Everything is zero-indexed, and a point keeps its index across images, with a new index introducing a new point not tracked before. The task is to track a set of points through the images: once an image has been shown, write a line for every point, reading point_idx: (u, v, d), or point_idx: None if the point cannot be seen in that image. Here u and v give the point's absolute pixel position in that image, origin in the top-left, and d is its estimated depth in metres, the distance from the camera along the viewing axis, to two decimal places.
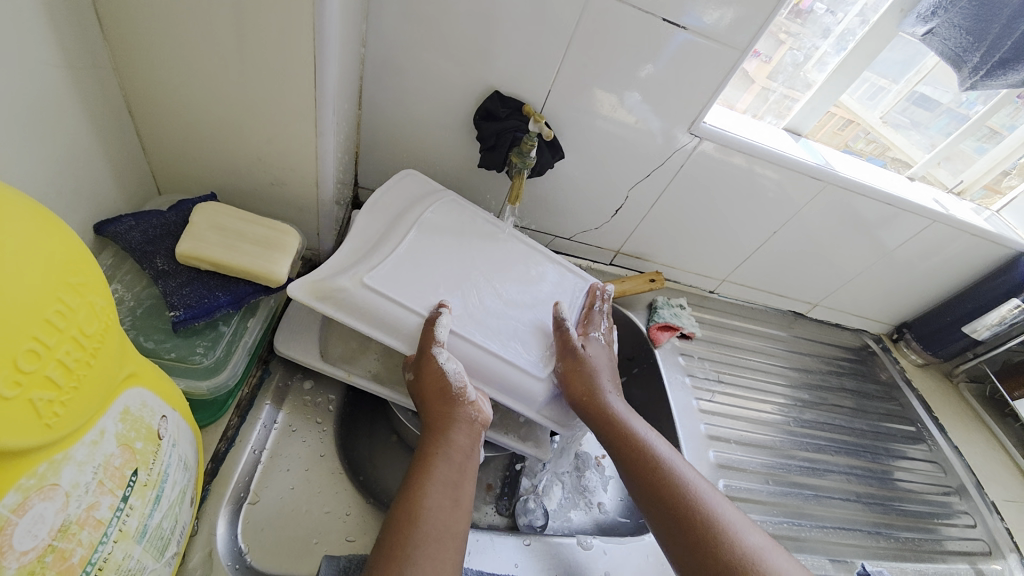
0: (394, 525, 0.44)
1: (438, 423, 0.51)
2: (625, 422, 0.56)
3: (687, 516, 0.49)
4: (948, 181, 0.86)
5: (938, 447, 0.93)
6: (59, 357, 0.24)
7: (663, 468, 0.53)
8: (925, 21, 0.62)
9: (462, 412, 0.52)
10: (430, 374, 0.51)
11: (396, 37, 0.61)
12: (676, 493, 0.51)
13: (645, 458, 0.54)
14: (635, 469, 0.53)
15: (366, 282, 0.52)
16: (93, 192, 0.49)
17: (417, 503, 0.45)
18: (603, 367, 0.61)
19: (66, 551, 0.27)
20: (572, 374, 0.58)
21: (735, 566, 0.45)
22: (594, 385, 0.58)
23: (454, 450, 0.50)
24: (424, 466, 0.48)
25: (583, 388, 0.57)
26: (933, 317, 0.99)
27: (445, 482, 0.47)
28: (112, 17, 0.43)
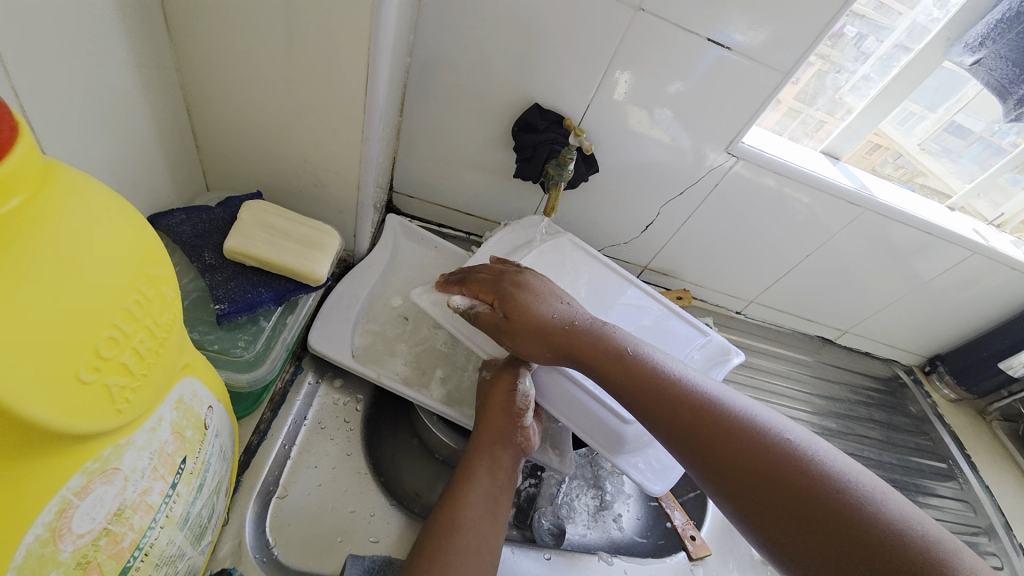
0: (436, 532, 0.45)
1: (485, 434, 0.53)
2: (597, 343, 0.52)
3: (692, 416, 0.47)
4: (987, 212, 0.83)
5: (969, 486, 0.89)
6: (133, 345, 0.26)
7: (653, 380, 0.50)
8: (973, 51, 0.62)
9: (511, 429, 0.53)
10: (500, 388, 0.54)
11: (441, 48, 0.63)
12: (686, 402, 0.48)
13: (641, 369, 0.50)
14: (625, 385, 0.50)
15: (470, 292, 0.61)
16: (148, 185, 0.51)
17: (458, 512, 0.47)
18: (541, 301, 0.55)
19: (119, 535, 0.27)
20: (522, 340, 0.53)
21: (758, 455, 0.44)
22: (549, 328, 0.53)
23: (493, 465, 0.51)
24: (466, 475, 0.50)
25: (541, 341, 0.52)
26: (968, 351, 0.96)
27: (486, 495, 0.49)
28: (181, 21, 0.46)
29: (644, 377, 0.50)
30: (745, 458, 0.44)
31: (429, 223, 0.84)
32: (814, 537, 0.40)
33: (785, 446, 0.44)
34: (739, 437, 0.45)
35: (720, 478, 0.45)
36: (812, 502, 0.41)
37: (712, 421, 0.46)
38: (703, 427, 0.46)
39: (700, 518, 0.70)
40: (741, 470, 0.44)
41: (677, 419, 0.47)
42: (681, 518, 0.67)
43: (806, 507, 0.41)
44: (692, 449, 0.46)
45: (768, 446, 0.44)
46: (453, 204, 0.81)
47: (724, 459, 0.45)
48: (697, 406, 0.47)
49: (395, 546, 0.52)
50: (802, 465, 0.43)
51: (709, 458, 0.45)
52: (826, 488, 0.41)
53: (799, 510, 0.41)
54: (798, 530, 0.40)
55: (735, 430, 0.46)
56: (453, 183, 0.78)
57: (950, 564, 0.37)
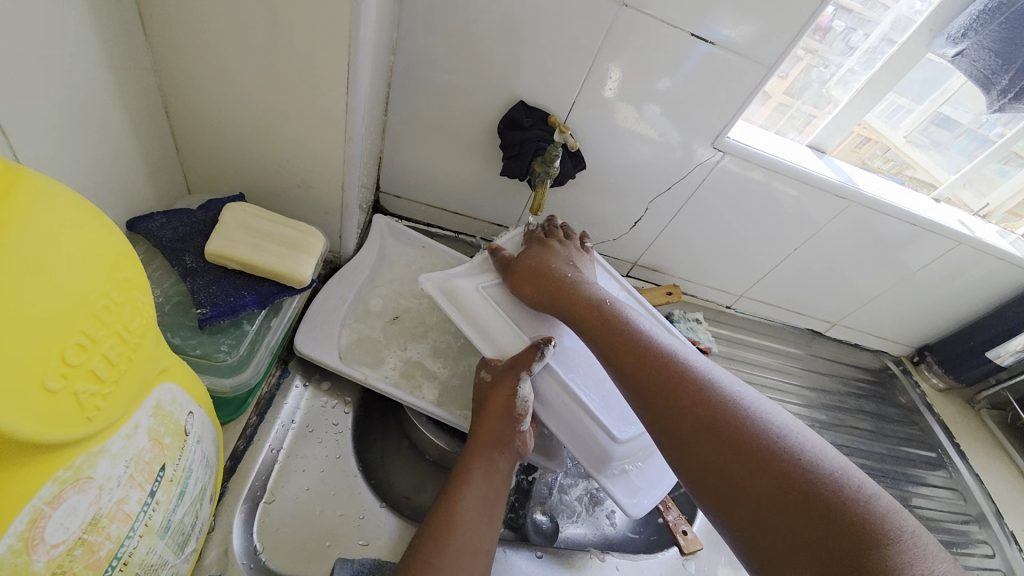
0: (432, 533, 0.45)
1: (483, 436, 0.52)
2: (591, 300, 0.57)
3: (661, 379, 0.48)
4: (972, 203, 0.84)
5: (958, 474, 0.90)
6: (103, 351, 0.25)
7: (635, 342, 0.52)
8: (955, 42, 0.63)
9: (509, 433, 0.53)
10: (499, 394, 0.53)
11: (424, 46, 0.62)
12: (658, 366, 0.49)
13: (625, 338, 0.52)
14: (603, 342, 0.54)
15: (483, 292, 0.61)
16: (127, 188, 0.50)
17: (454, 514, 0.46)
18: (554, 261, 0.63)
19: (94, 545, 0.27)
20: (521, 279, 0.61)
21: (717, 422, 0.44)
22: (548, 276, 0.60)
23: (490, 468, 0.51)
24: (462, 477, 0.50)
25: (534, 283, 0.60)
26: (955, 341, 0.97)
27: (483, 498, 0.49)
28: (159, 21, 0.45)
29: (624, 342, 0.52)
30: (715, 431, 0.44)
31: (417, 222, 0.84)
32: (772, 509, 0.39)
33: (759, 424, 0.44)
34: (711, 410, 0.45)
35: (679, 443, 0.45)
36: (776, 478, 0.40)
37: (692, 392, 0.46)
38: (668, 391, 0.47)
39: (692, 513, 0.70)
40: (710, 442, 0.43)
41: (657, 388, 0.48)
42: (673, 513, 0.67)
43: (768, 481, 0.40)
44: (659, 411, 0.47)
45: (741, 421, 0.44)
46: (441, 203, 0.81)
47: (694, 430, 0.44)
48: (669, 371, 0.49)
49: (386, 548, 0.52)
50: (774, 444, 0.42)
51: (679, 427, 0.45)
52: (793, 465, 0.40)
53: (754, 479, 0.40)
54: (756, 503, 0.40)
55: (708, 403, 0.45)
56: (440, 182, 0.78)
57: (912, 548, 0.35)
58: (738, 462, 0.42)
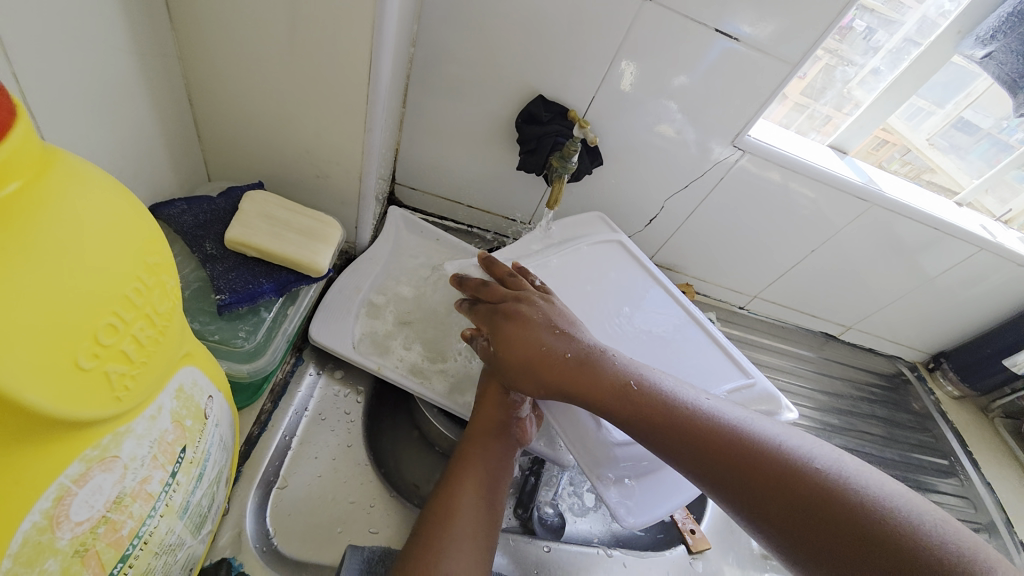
0: (431, 521, 0.45)
1: (480, 424, 0.52)
2: (604, 373, 0.48)
3: (704, 449, 0.44)
4: (995, 208, 0.82)
5: (970, 483, 0.89)
6: (133, 332, 0.25)
7: (668, 410, 0.46)
8: (984, 44, 0.62)
9: (508, 420, 0.53)
10: (495, 385, 0.54)
11: (444, 38, 0.62)
12: (699, 434, 0.45)
13: (643, 400, 0.47)
14: (629, 419, 0.47)
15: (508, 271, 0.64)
16: (149, 175, 0.50)
17: (453, 500, 0.47)
18: (536, 329, 0.52)
19: (118, 522, 0.27)
20: (516, 370, 0.51)
21: (778, 486, 0.41)
22: (542, 362, 0.50)
23: (487, 455, 0.51)
24: (461, 465, 0.50)
25: (532, 373, 0.50)
26: (972, 349, 0.95)
27: (480, 485, 0.49)
28: (183, 8, 0.45)
29: (645, 396, 0.47)
30: (765, 482, 0.42)
31: (431, 215, 0.84)
32: (846, 559, 0.37)
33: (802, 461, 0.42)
34: (756, 466, 0.42)
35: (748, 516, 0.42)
36: (841, 518, 0.39)
37: (727, 448, 0.44)
38: (717, 464, 0.43)
39: (700, 512, 0.70)
40: (763, 494, 0.41)
41: (689, 450, 0.44)
42: (681, 512, 0.67)
43: (831, 523, 0.39)
44: (714, 483, 0.43)
45: (785, 464, 0.42)
46: (455, 196, 0.81)
47: (744, 486, 0.42)
48: (711, 438, 0.44)
49: (396, 537, 0.53)
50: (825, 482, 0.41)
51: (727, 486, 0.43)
52: (850, 499, 0.39)
53: (834, 543, 0.38)
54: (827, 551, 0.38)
55: (763, 467, 0.42)
56: (456, 175, 0.78)
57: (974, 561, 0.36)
58: (811, 530, 0.39)
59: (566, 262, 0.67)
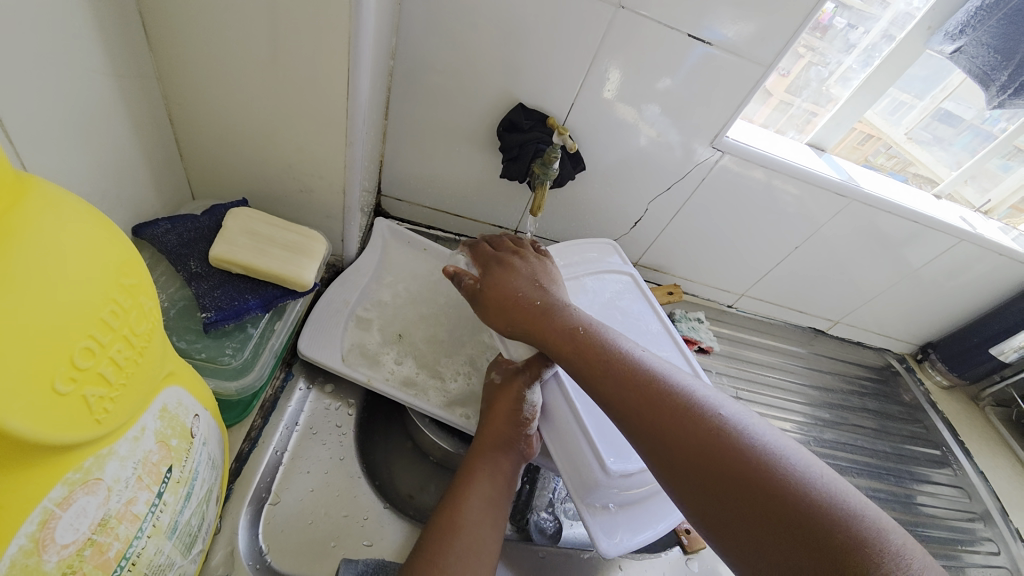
0: (436, 533, 0.45)
1: (489, 438, 0.53)
2: (561, 320, 0.53)
3: (633, 390, 0.46)
4: (974, 199, 0.84)
5: (963, 472, 0.90)
6: (111, 355, 0.26)
7: (609, 354, 0.49)
8: (953, 40, 0.63)
9: (516, 436, 0.53)
10: (506, 398, 0.55)
11: (424, 50, 0.63)
12: (632, 378, 0.47)
13: (589, 343, 0.50)
14: (572, 360, 0.50)
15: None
16: (132, 195, 0.51)
17: (459, 514, 0.47)
18: (518, 282, 0.58)
19: (104, 545, 0.27)
20: (491, 309, 0.57)
21: (695, 432, 0.42)
22: (515, 305, 0.55)
23: (495, 469, 0.51)
24: (467, 478, 0.50)
25: (505, 311, 0.55)
26: (958, 339, 0.96)
27: (487, 499, 0.49)
28: (161, 29, 0.46)
29: (612, 365, 0.48)
30: (709, 461, 0.40)
31: (418, 225, 0.84)
32: (750, 511, 0.37)
33: (757, 446, 0.41)
34: (708, 442, 0.41)
35: (665, 461, 0.42)
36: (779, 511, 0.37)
37: (657, 394, 0.45)
38: (641, 403, 0.45)
39: None
40: (705, 473, 0.40)
41: (620, 390, 0.46)
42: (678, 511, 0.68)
43: (765, 513, 0.37)
44: (636, 425, 0.44)
45: (739, 447, 0.40)
46: (442, 205, 0.81)
47: (687, 462, 0.41)
48: (642, 382, 0.46)
49: (390, 549, 0.53)
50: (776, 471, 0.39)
51: (669, 458, 0.42)
52: (786, 482, 0.38)
53: (741, 496, 0.38)
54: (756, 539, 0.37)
55: (688, 417, 0.43)
56: (442, 185, 0.78)
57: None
58: (719, 476, 0.39)
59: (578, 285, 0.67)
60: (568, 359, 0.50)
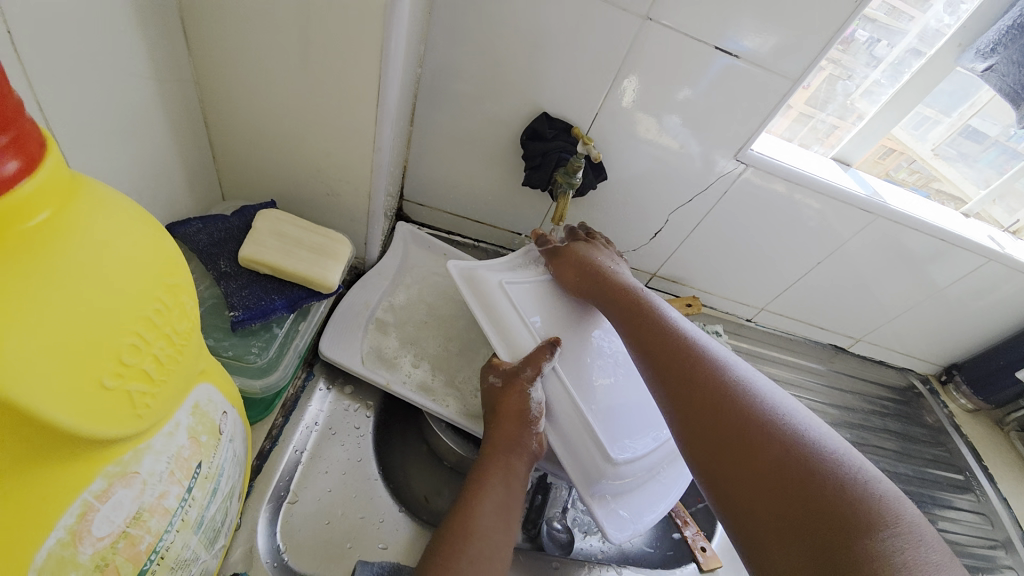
0: (450, 537, 0.45)
1: (500, 441, 0.53)
2: (625, 290, 0.61)
3: (673, 347, 0.52)
4: (1003, 219, 0.82)
5: (986, 499, 0.87)
6: (153, 352, 0.26)
7: (660, 321, 0.56)
8: (984, 57, 0.62)
9: (526, 437, 0.53)
10: (510, 398, 0.54)
11: (451, 58, 0.64)
12: (674, 340, 0.53)
13: (645, 311, 0.58)
14: (627, 321, 0.58)
15: (505, 287, 0.63)
16: (167, 195, 0.52)
17: (472, 518, 0.47)
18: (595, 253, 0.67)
19: (136, 537, 0.28)
20: (566, 264, 0.66)
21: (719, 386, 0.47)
22: (583, 268, 0.64)
23: (508, 472, 0.51)
24: (479, 482, 0.50)
25: (578, 272, 0.64)
26: (984, 361, 0.94)
27: (499, 504, 0.49)
28: (200, 35, 0.47)
29: (655, 328, 0.55)
30: (720, 409, 0.46)
31: (438, 230, 0.85)
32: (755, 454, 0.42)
33: (770, 406, 0.45)
34: (725, 393, 0.47)
35: (686, 406, 0.48)
36: (777, 456, 0.41)
37: (693, 355, 0.51)
38: (678, 358, 0.51)
39: (711, 530, 0.69)
40: (719, 420, 0.45)
41: (661, 348, 0.53)
42: (692, 528, 0.66)
43: (762, 454, 0.42)
44: (669, 377, 0.51)
45: (758, 407, 0.45)
46: (462, 211, 0.82)
47: (699, 407, 0.47)
48: (683, 344, 0.53)
49: (405, 553, 0.53)
50: (783, 427, 0.43)
51: (684, 403, 0.48)
52: (794, 442, 0.42)
53: (749, 443, 0.43)
54: (749, 476, 0.41)
55: (715, 378, 0.48)
56: (463, 191, 0.79)
57: (904, 532, 0.35)
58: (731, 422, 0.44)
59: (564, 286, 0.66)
60: (624, 319, 0.58)
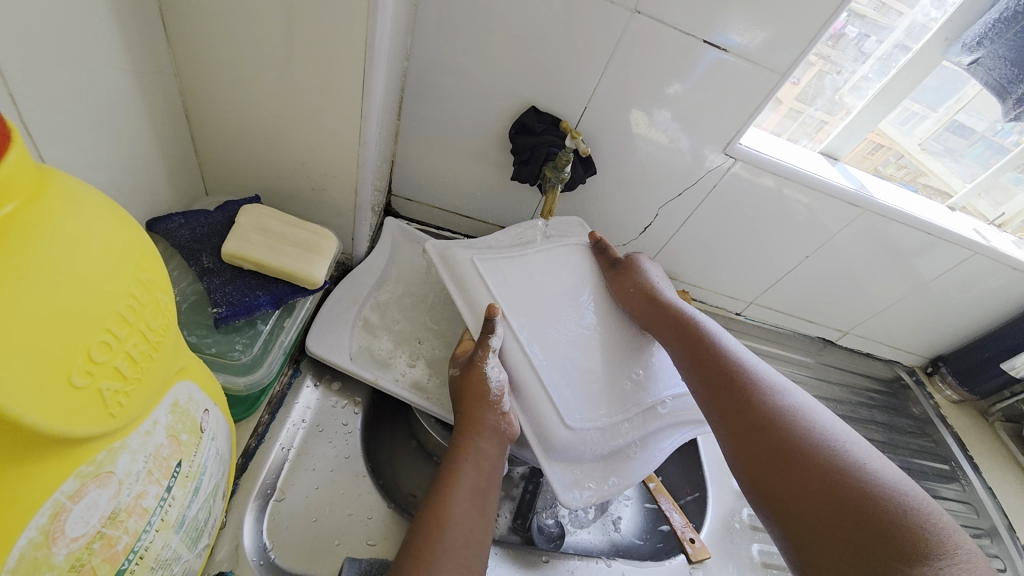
0: (423, 528, 0.45)
1: (471, 424, 0.52)
2: (679, 315, 0.63)
3: (728, 377, 0.55)
4: (988, 212, 0.83)
5: (971, 488, 0.89)
6: (127, 349, 0.26)
7: (714, 350, 0.59)
8: (971, 51, 0.62)
9: (494, 418, 0.53)
10: (469, 380, 0.54)
11: (437, 51, 0.63)
12: (728, 370, 0.56)
13: (697, 338, 0.60)
14: (680, 348, 0.60)
15: (478, 264, 0.62)
16: (147, 190, 0.51)
17: (444, 507, 0.46)
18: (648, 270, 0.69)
19: (113, 538, 0.28)
20: (622, 279, 0.67)
21: (773, 420, 0.50)
22: (637, 291, 0.66)
23: (480, 455, 0.51)
24: (451, 469, 0.50)
25: (631, 290, 0.66)
26: (969, 353, 0.95)
27: (472, 488, 0.48)
28: (180, 27, 0.46)
29: (711, 356, 0.58)
30: (774, 438, 0.49)
31: (428, 225, 0.84)
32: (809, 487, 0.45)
33: (826, 437, 0.48)
34: (779, 424, 0.50)
35: (741, 438, 0.51)
36: (833, 488, 0.44)
37: (746, 387, 0.54)
38: (733, 389, 0.54)
39: (700, 522, 0.70)
40: (772, 451, 0.48)
41: (715, 377, 0.56)
42: (680, 521, 0.65)
43: (818, 484, 0.44)
44: (724, 408, 0.53)
45: (812, 441, 0.48)
46: (452, 206, 0.81)
47: (754, 436, 0.50)
48: (737, 375, 0.55)
49: (393, 549, 0.52)
50: (837, 460, 0.46)
51: (738, 431, 0.51)
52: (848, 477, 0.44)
53: (802, 476, 0.45)
54: (804, 506, 0.44)
55: (768, 410, 0.51)
56: (452, 186, 0.78)
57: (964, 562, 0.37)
58: (785, 455, 0.47)
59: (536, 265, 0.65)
60: (679, 345, 0.61)
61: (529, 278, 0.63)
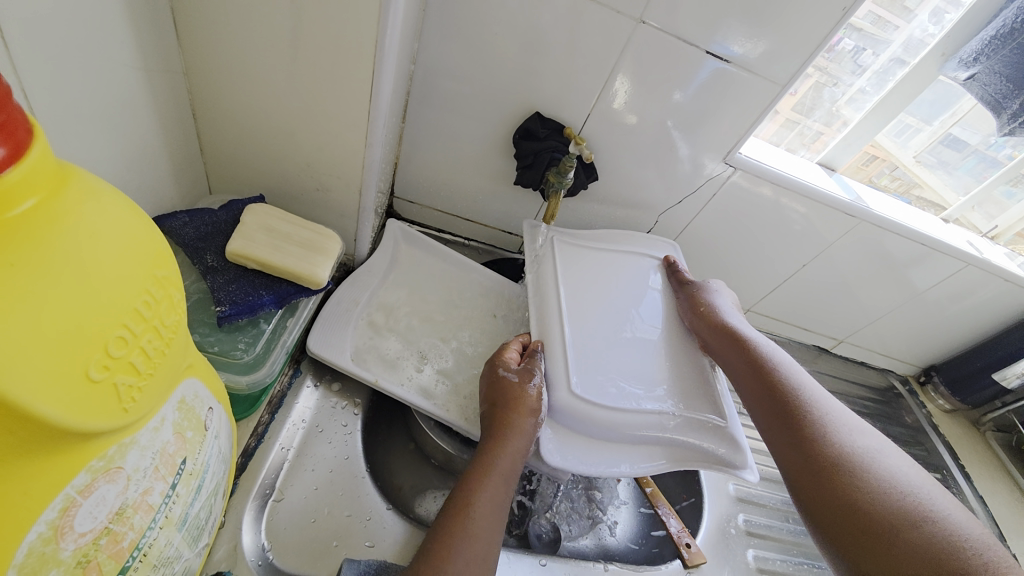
0: (441, 531, 0.44)
1: (504, 437, 0.51)
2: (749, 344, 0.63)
3: (795, 413, 0.56)
4: (981, 225, 0.84)
5: (962, 496, 0.89)
6: (141, 345, 0.26)
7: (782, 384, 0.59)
8: (967, 66, 0.63)
9: (529, 438, 0.52)
10: (513, 392, 0.54)
11: (444, 56, 0.63)
12: (797, 406, 0.56)
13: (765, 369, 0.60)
14: (745, 379, 0.61)
15: (552, 241, 0.69)
16: (152, 187, 0.51)
17: (468, 520, 0.45)
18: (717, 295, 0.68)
19: (119, 534, 0.28)
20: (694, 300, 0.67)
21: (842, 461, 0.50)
22: (704, 314, 0.65)
23: (506, 472, 0.50)
24: (476, 479, 0.48)
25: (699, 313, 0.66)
26: (961, 363, 0.97)
27: (493, 502, 0.47)
28: (191, 26, 0.47)
29: (778, 391, 0.58)
30: (842, 480, 0.49)
31: (429, 227, 0.85)
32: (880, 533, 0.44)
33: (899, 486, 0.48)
34: (849, 470, 0.50)
35: (807, 474, 0.51)
36: (911, 543, 0.43)
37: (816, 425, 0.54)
38: (801, 425, 0.54)
39: (695, 527, 0.70)
40: (840, 491, 0.48)
41: (783, 412, 0.56)
42: (676, 525, 0.67)
43: (890, 531, 0.44)
44: (792, 444, 0.54)
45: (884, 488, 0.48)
46: (453, 209, 0.82)
47: (820, 474, 0.50)
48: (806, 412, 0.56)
49: (392, 551, 0.52)
50: (912, 514, 0.45)
51: (807, 470, 0.51)
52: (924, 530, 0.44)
53: (873, 521, 0.45)
54: (864, 546, 0.44)
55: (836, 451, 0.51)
56: (454, 189, 0.79)
57: None
58: (853, 497, 0.47)
59: (572, 276, 0.66)
60: (745, 374, 0.61)
61: (597, 278, 0.67)
